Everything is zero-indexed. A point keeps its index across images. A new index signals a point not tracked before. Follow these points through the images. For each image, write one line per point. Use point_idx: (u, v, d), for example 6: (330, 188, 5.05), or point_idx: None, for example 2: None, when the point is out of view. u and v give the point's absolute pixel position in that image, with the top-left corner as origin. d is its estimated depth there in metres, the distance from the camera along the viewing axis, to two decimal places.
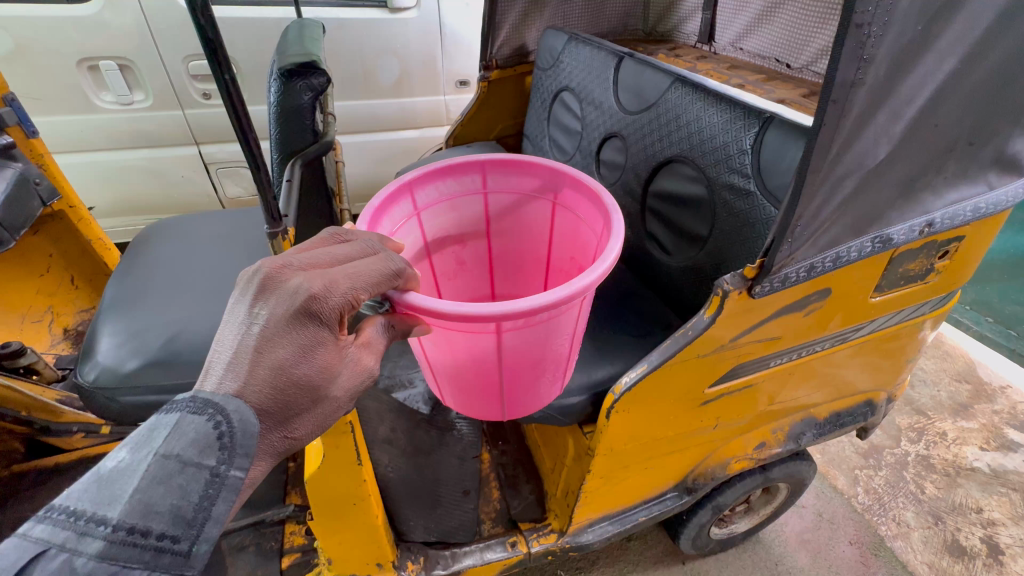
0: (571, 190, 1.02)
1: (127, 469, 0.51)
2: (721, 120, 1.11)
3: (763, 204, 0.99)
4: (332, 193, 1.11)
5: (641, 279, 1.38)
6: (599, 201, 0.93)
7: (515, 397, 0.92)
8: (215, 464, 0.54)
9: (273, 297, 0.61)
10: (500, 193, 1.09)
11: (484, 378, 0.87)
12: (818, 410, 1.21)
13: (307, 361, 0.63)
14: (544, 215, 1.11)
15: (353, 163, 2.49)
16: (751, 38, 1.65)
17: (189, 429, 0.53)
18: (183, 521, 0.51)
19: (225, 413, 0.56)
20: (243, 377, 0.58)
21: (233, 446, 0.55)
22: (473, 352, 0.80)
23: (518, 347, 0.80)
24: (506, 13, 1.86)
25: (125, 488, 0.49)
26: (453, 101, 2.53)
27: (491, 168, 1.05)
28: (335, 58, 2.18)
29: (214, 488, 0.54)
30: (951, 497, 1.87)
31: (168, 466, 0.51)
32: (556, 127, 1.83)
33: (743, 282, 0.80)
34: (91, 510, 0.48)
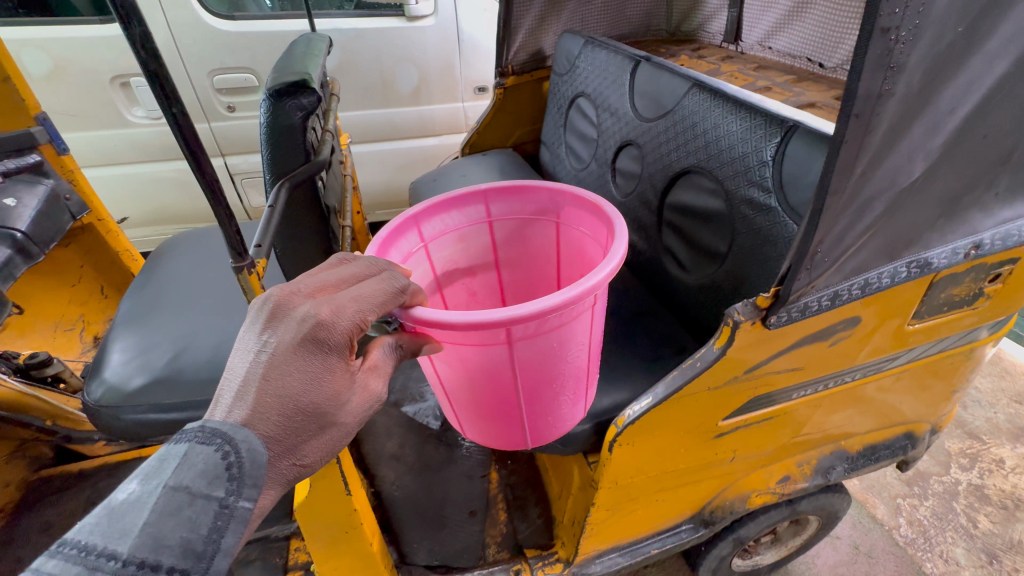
0: (570, 205, 0.98)
1: (138, 501, 0.50)
2: (740, 127, 1.03)
3: (785, 220, 0.91)
4: (332, 212, 1.08)
5: (656, 296, 1.30)
6: (600, 212, 0.90)
7: (535, 420, 0.87)
8: (226, 494, 0.52)
9: (281, 325, 0.60)
10: (503, 218, 1.05)
11: (495, 399, 0.82)
12: (851, 442, 1.11)
13: (315, 389, 0.61)
14: (549, 235, 1.07)
15: (372, 171, 2.50)
16: (780, 36, 1.55)
17: (199, 458, 0.52)
18: (192, 554, 0.49)
19: (234, 444, 0.54)
20: (252, 406, 0.57)
21: (242, 476, 0.54)
22: (479, 369, 0.75)
23: (528, 361, 0.75)
24: (522, 18, 1.81)
25: (136, 519, 0.48)
26: (471, 108, 2.50)
27: (493, 197, 1.02)
28: (354, 68, 2.19)
29: (223, 520, 0.52)
30: (1009, 533, 1.69)
31: (177, 498, 0.50)
32: (573, 135, 1.77)
33: (757, 313, 0.73)
34: (102, 546, 0.46)
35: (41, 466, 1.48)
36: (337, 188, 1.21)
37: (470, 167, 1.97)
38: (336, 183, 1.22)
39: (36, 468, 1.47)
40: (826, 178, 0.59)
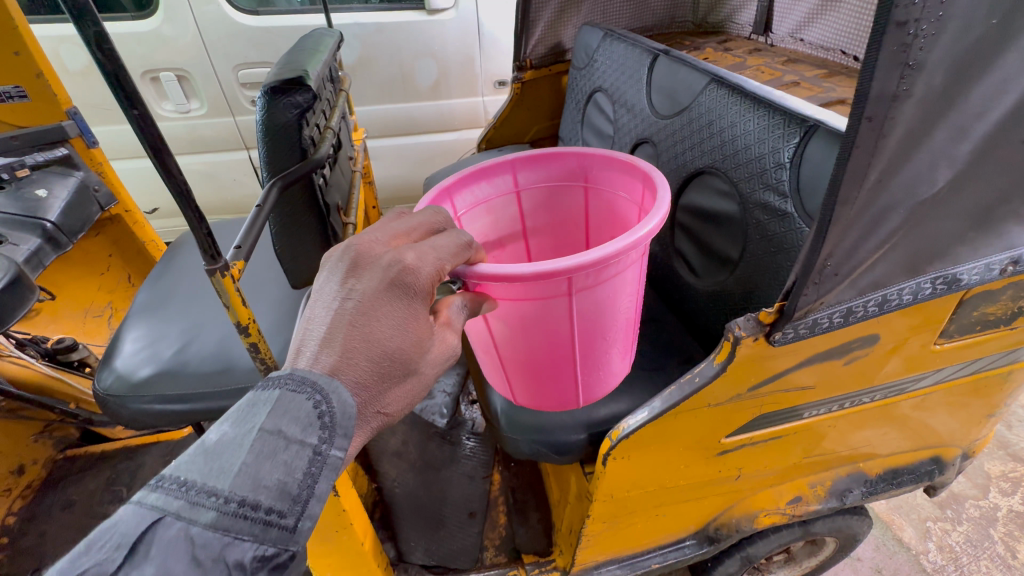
0: (598, 165, 1.00)
1: (232, 442, 0.53)
2: (758, 125, 0.96)
3: (801, 227, 0.85)
4: (335, 211, 1.08)
5: (665, 302, 1.25)
6: (633, 169, 0.93)
7: (588, 376, 0.89)
8: (321, 439, 0.55)
9: (366, 274, 0.64)
10: (529, 189, 1.06)
11: (549, 358, 0.85)
12: (869, 464, 1.03)
13: (401, 335, 0.64)
14: (578, 199, 1.08)
15: (390, 165, 2.51)
16: (811, 28, 1.46)
17: (294, 406, 0.55)
18: (287, 498, 0.52)
19: (327, 390, 0.57)
20: (341, 350, 0.60)
21: (336, 420, 0.57)
22: (537, 323, 0.79)
23: (585, 315, 0.79)
24: (541, 11, 1.76)
25: (234, 459, 0.51)
26: (491, 103, 2.47)
27: (521, 167, 1.02)
28: (374, 62, 2.20)
29: (316, 466, 0.55)
30: None
31: (273, 442, 0.53)
32: (590, 131, 1.72)
33: (761, 330, 0.68)
34: (206, 482, 0.50)
35: (67, 445, 1.57)
36: (343, 185, 1.21)
37: (486, 163, 1.94)
38: (343, 181, 1.22)
39: (64, 447, 1.56)
40: (834, 186, 0.54)
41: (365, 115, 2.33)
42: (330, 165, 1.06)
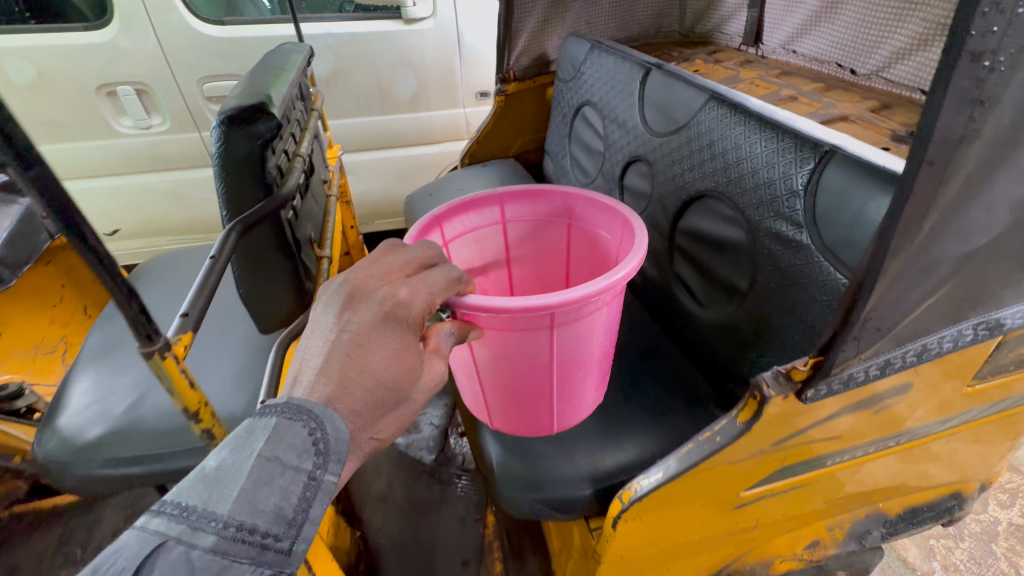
0: (581, 206, 0.95)
1: (233, 466, 0.48)
2: (767, 148, 0.89)
3: (821, 261, 0.78)
4: (306, 246, 0.98)
5: (666, 330, 1.17)
6: (614, 214, 0.90)
7: (564, 407, 0.87)
8: (316, 464, 0.51)
9: (360, 306, 0.61)
10: (514, 222, 0.99)
11: (530, 385, 0.82)
12: (889, 504, 0.98)
13: (394, 365, 0.59)
14: (560, 236, 1.03)
15: (368, 180, 2.38)
16: (805, 39, 1.41)
17: (290, 431, 0.51)
18: (284, 521, 0.47)
19: (322, 421, 0.53)
20: (336, 381, 0.55)
21: (329, 447, 0.52)
22: (518, 355, 0.77)
23: (568, 347, 0.77)
24: (523, 21, 1.68)
25: (233, 483, 0.47)
26: (473, 114, 2.38)
27: (509, 201, 0.96)
28: (350, 74, 2.09)
29: (311, 491, 0.50)
30: None
31: (271, 466, 0.49)
32: (578, 145, 1.65)
33: (793, 387, 0.61)
34: (205, 504, 0.45)
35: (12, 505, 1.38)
36: (315, 215, 1.11)
37: (470, 179, 1.85)
38: (316, 210, 1.12)
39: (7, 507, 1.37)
40: (884, 234, 0.47)
41: (341, 129, 2.21)
42: (299, 195, 0.96)
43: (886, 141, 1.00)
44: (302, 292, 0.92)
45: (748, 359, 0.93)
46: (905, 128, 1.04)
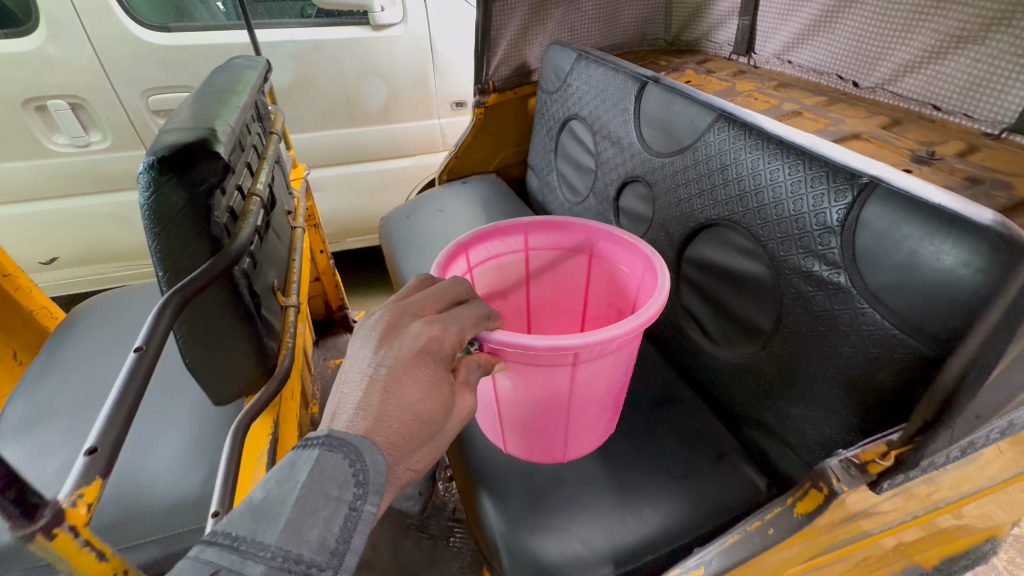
0: (604, 241, 0.89)
1: (277, 497, 0.50)
2: (791, 176, 0.80)
3: (863, 306, 0.69)
4: (266, 297, 0.83)
5: (678, 369, 1.06)
6: (636, 251, 0.84)
7: (576, 439, 0.84)
8: (355, 494, 0.52)
9: (396, 341, 0.62)
10: (538, 252, 0.95)
11: (547, 416, 0.80)
12: (926, 558, 0.91)
13: (427, 399, 0.60)
14: (577, 269, 0.97)
15: (338, 197, 2.20)
16: (802, 49, 1.34)
17: (330, 464, 0.52)
18: (326, 550, 0.49)
19: (362, 451, 0.54)
20: (375, 415, 0.56)
21: (368, 478, 0.53)
22: (539, 387, 0.75)
23: (588, 380, 0.75)
24: (503, 29, 1.56)
25: (279, 515, 0.49)
26: (449, 125, 2.24)
27: (535, 231, 0.92)
28: (315, 84, 1.93)
29: (351, 522, 0.51)
30: None
31: (314, 498, 0.50)
32: (565, 161, 1.54)
33: (868, 479, 0.53)
34: (253, 533, 0.47)
35: None
36: (277, 255, 0.97)
37: (449, 196, 1.71)
38: (277, 249, 0.98)
39: None
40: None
41: (306, 143, 2.03)
42: (256, 239, 0.83)
43: (906, 162, 0.93)
44: (263, 353, 0.78)
45: (777, 410, 0.84)
46: (923, 147, 0.97)
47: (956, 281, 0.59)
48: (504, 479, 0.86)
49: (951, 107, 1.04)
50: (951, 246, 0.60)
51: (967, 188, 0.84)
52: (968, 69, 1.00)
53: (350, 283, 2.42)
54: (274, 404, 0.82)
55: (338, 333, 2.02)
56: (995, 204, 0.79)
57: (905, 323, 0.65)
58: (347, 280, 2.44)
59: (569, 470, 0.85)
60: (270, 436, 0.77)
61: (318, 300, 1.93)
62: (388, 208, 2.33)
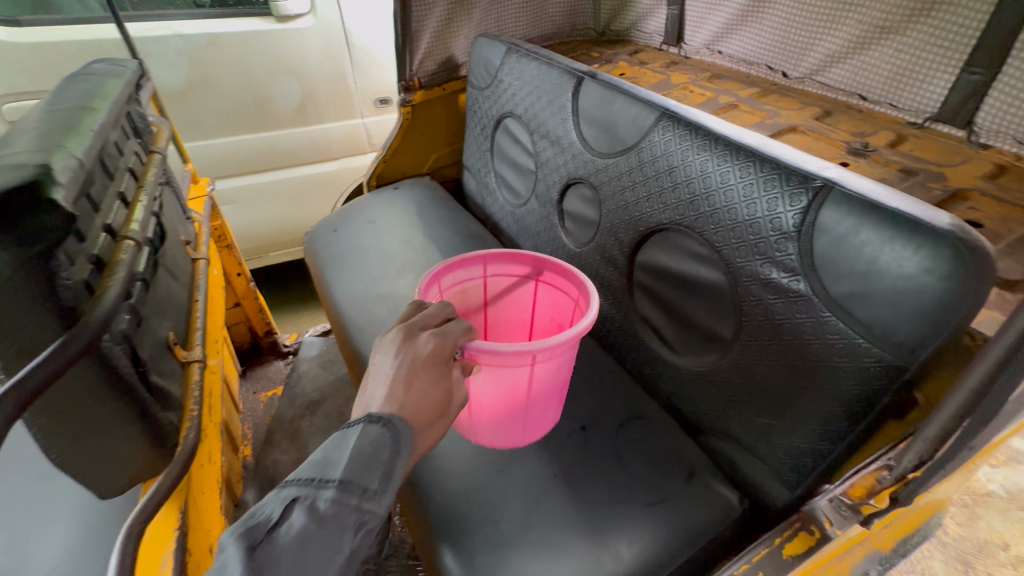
0: (552, 272, 0.82)
1: (335, 447, 0.50)
2: (743, 179, 0.76)
3: (826, 314, 0.67)
4: (157, 359, 0.68)
5: (638, 381, 1.02)
6: (574, 280, 0.77)
7: (534, 425, 0.85)
8: (394, 451, 0.51)
9: (409, 345, 0.59)
10: (497, 281, 0.87)
11: (519, 410, 0.79)
12: (885, 542, 0.89)
13: (441, 390, 0.58)
14: (528, 296, 0.90)
15: (254, 210, 1.96)
16: (731, 39, 1.33)
17: (371, 430, 0.50)
18: (377, 486, 0.48)
19: (397, 423, 0.52)
20: (400, 402, 0.54)
21: (403, 441, 0.52)
22: (501, 388, 0.73)
23: (546, 376, 0.74)
24: (425, 19, 1.44)
25: (339, 460, 0.49)
26: (374, 124, 2.06)
27: (495, 261, 0.85)
28: (214, 83, 1.70)
29: (393, 465, 0.50)
30: (975, 533, 1.53)
31: (363, 448, 0.49)
32: (502, 162, 1.46)
33: (860, 519, 0.57)
34: (320, 475, 0.48)
35: None
36: (173, 300, 0.81)
37: (380, 203, 1.56)
38: (171, 291, 0.82)
39: None
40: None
41: (209, 151, 1.78)
42: (136, 290, 0.67)
43: (843, 155, 0.93)
44: (155, 431, 0.63)
45: (743, 421, 0.82)
46: (857, 139, 0.98)
47: (919, 288, 0.57)
48: (465, 530, 0.77)
49: (877, 97, 1.06)
50: (913, 252, 0.58)
51: (903, 181, 0.85)
52: (893, 59, 1.01)
53: (277, 302, 2.20)
54: (179, 490, 0.67)
55: (267, 361, 1.82)
56: (932, 197, 0.80)
57: (871, 332, 0.63)
58: (273, 298, 2.22)
59: (535, 511, 0.78)
60: (175, 532, 0.62)
61: (240, 327, 1.73)
62: (313, 218, 2.11)
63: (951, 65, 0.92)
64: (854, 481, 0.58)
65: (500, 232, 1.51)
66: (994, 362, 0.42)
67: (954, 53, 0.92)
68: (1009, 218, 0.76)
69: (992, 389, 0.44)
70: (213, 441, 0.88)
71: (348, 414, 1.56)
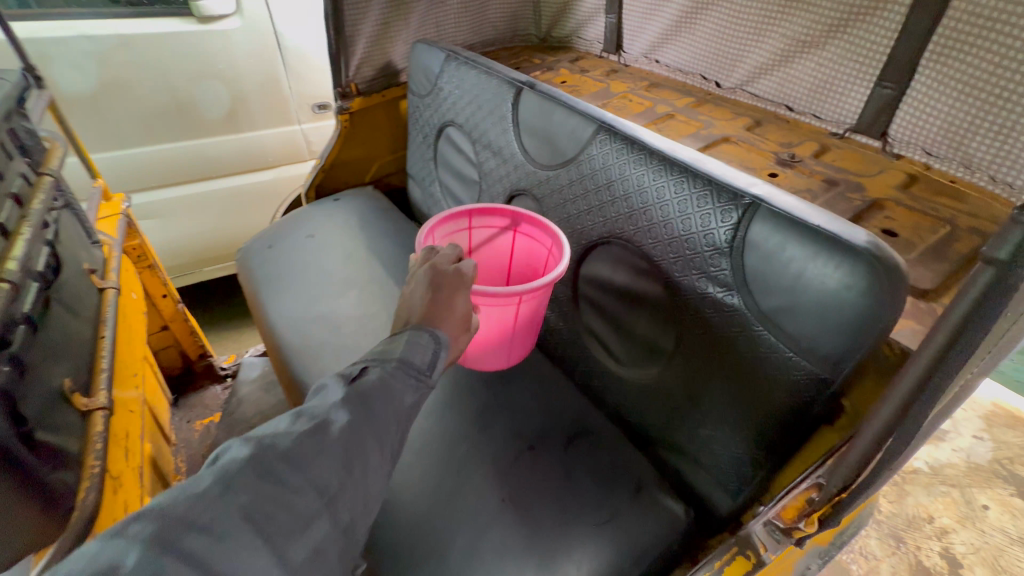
0: (528, 225, 0.92)
1: (392, 340, 0.65)
2: (678, 194, 0.77)
3: (758, 328, 0.68)
4: (47, 412, 0.61)
5: (587, 394, 1.01)
6: (546, 231, 0.89)
7: (517, 351, 0.98)
8: (437, 346, 0.66)
9: (437, 276, 0.72)
10: (479, 230, 0.96)
11: (507, 341, 0.93)
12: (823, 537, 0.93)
13: (465, 312, 0.72)
14: (505, 246, 0.99)
15: (181, 224, 1.82)
16: (667, 49, 1.35)
17: (419, 335, 0.65)
18: (428, 365, 0.64)
19: (437, 333, 0.67)
20: (435, 320, 0.68)
21: (443, 340, 0.67)
22: (493, 322, 0.87)
23: (530, 312, 0.88)
24: (359, 24, 1.38)
25: (396, 348, 0.64)
26: (312, 131, 1.97)
27: (478, 213, 0.93)
28: (128, 89, 1.56)
29: (437, 353, 0.66)
30: (904, 509, 1.64)
31: (416, 336, 0.65)
32: (446, 171, 1.42)
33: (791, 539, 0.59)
34: (384, 355, 0.63)
35: None
36: (71, 340, 0.73)
37: (319, 216, 1.49)
38: (69, 330, 0.73)
39: None
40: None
41: (126, 161, 1.65)
42: (19, 336, 0.59)
43: (772, 165, 0.96)
44: (45, 495, 0.56)
45: (686, 433, 0.83)
46: (784, 149, 1.01)
47: (841, 303, 0.59)
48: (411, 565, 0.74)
49: (802, 108, 1.10)
50: (834, 269, 0.59)
51: (826, 191, 0.88)
52: (815, 72, 1.05)
53: (213, 321, 2.07)
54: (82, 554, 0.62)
55: (203, 386, 1.70)
56: (851, 207, 0.84)
57: (799, 345, 0.64)
58: (209, 317, 2.09)
59: (483, 540, 0.76)
60: None
61: (170, 351, 1.61)
62: (249, 231, 1.99)
63: (866, 79, 0.97)
64: (786, 501, 0.60)
65: None
66: (911, 387, 0.44)
67: (868, 68, 0.96)
68: (919, 226, 0.80)
69: (909, 412, 0.45)
70: (133, 490, 0.81)
71: None
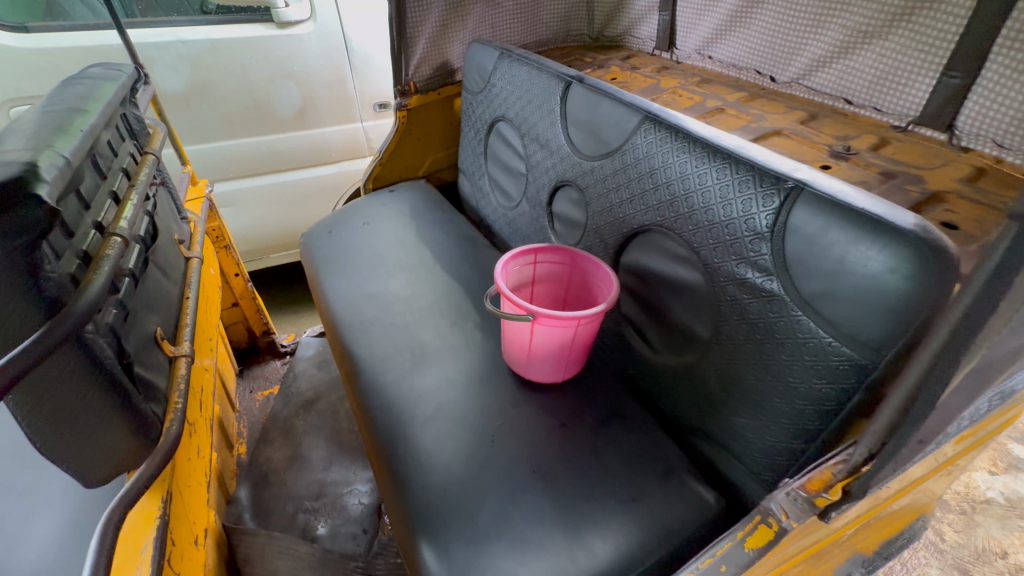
0: (585, 260, 0.96)
1: None
2: (719, 181, 0.77)
3: (796, 313, 0.68)
4: (142, 352, 0.70)
5: (623, 382, 1.02)
6: (599, 270, 0.93)
7: (570, 372, 0.98)
8: None
9: None
10: (542, 269, 1.02)
11: (562, 366, 0.95)
12: (865, 544, 0.92)
13: None
14: (564, 279, 1.03)
15: (254, 211, 1.98)
16: (720, 44, 1.34)
17: None
18: None
19: None
20: None
21: None
22: (550, 345, 0.90)
23: (586, 335, 0.90)
24: (419, 25, 1.46)
25: None
26: (373, 128, 2.09)
27: (542, 250, 0.99)
28: (215, 88, 1.73)
29: None
30: (972, 541, 1.51)
31: None
32: (496, 165, 1.48)
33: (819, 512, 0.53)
34: None
35: None
36: (162, 296, 0.83)
37: (375, 204, 1.58)
38: (160, 288, 0.83)
39: None
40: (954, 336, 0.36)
41: (213, 154, 1.82)
42: (123, 286, 0.69)
43: (825, 158, 0.94)
44: (140, 422, 0.66)
45: (721, 422, 0.82)
46: (840, 142, 0.98)
47: (884, 286, 0.58)
48: (442, 524, 0.78)
49: (861, 101, 1.07)
50: (878, 252, 0.59)
51: (882, 182, 0.85)
52: (875, 63, 1.02)
53: (276, 304, 2.24)
54: (162, 480, 0.71)
55: (264, 360, 1.84)
56: (909, 199, 0.80)
57: (837, 330, 0.64)
58: (273, 300, 2.25)
59: (513, 505, 0.79)
60: (158, 520, 0.66)
61: (239, 326, 1.77)
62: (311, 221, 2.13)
63: (932, 69, 0.94)
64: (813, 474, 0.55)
65: (492, 234, 1.53)
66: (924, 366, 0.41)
67: (934, 57, 0.93)
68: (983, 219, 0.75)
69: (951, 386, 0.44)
70: (204, 437, 0.91)
71: (341, 412, 1.58)
